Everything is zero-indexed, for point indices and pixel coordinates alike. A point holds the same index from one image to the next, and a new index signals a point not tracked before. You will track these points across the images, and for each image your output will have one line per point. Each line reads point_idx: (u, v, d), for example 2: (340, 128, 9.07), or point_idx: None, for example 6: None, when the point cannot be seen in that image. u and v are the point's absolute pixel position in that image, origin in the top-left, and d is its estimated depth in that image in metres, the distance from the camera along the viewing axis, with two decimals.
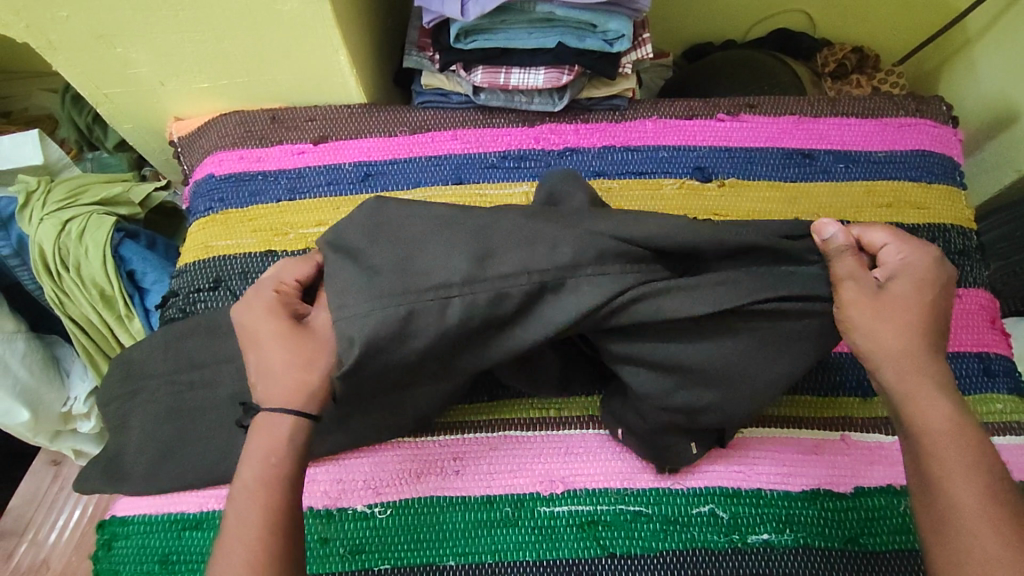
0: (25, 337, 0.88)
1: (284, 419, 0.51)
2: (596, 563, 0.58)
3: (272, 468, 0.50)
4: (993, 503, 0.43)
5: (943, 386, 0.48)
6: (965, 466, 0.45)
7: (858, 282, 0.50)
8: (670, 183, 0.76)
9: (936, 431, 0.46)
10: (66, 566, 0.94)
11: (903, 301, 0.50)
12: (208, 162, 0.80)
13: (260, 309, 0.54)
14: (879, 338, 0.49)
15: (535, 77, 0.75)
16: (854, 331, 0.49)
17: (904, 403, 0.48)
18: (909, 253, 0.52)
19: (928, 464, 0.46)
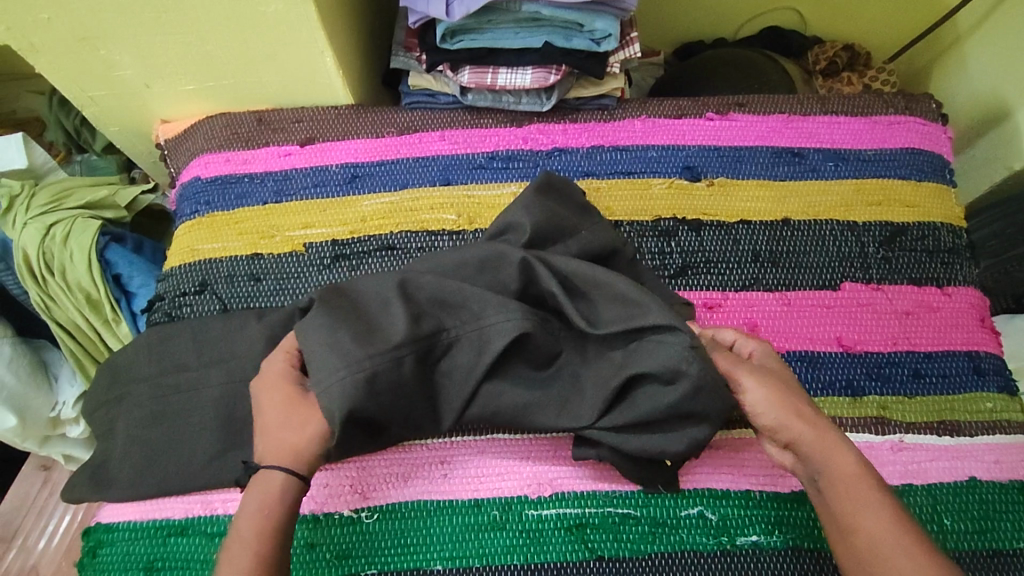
0: (12, 341, 0.87)
1: (278, 475, 0.52)
2: (584, 566, 0.58)
3: (266, 519, 0.51)
4: (905, 542, 0.47)
5: (841, 438, 0.52)
6: (874, 511, 0.48)
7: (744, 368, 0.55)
8: (659, 183, 0.75)
9: (839, 486, 0.50)
10: (55, 572, 0.93)
11: (779, 377, 0.55)
12: (194, 165, 0.79)
13: (271, 377, 0.56)
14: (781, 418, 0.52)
15: (522, 77, 0.75)
16: (755, 408, 0.53)
17: (813, 460, 0.51)
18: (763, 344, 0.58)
19: (842, 516, 0.49)
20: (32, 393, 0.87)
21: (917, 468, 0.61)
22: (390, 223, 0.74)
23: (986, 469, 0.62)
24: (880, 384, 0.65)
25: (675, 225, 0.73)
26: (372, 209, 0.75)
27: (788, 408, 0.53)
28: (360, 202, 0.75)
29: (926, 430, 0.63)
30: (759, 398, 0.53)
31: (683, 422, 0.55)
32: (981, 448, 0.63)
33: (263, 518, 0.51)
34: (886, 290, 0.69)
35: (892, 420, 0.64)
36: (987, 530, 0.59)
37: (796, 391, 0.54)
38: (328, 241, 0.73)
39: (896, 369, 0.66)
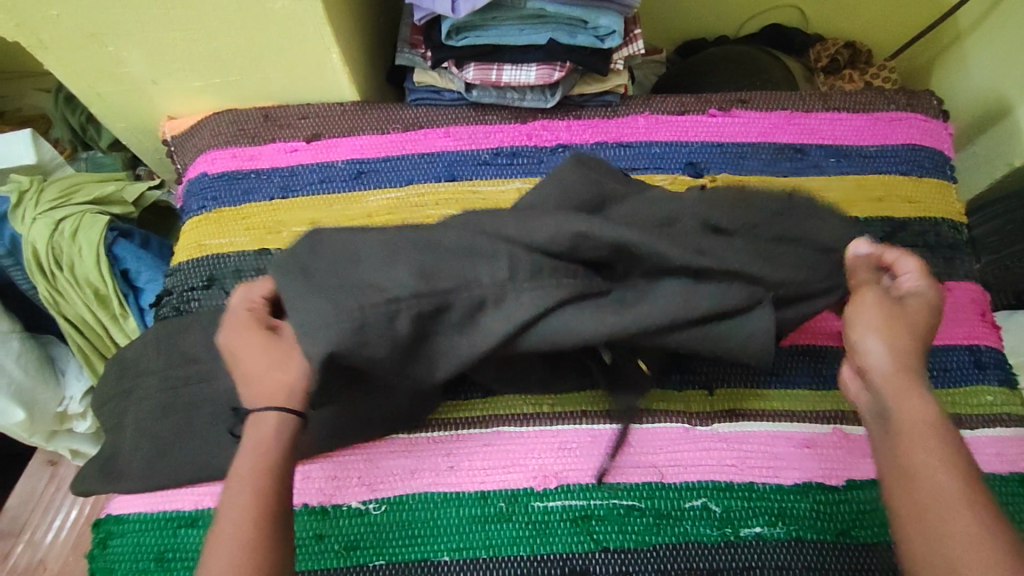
0: (20, 337, 0.88)
1: (271, 416, 0.49)
2: (590, 557, 0.59)
3: (262, 459, 0.48)
4: (970, 500, 0.40)
5: (928, 389, 0.46)
6: (943, 463, 0.42)
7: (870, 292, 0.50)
8: (662, 179, 0.76)
9: (911, 431, 0.44)
10: (63, 566, 0.94)
11: (907, 320, 0.49)
12: (201, 161, 0.80)
13: (249, 322, 0.53)
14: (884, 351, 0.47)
15: (527, 74, 0.75)
16: (856, 331, 0.49)
17: (886, 399, 0.46)
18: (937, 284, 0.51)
19: (903, 461, 0.43)
20: (40, 387, 0.88)
21: None
22: (396, 219, 0.74)
23: (987, 462, 0.62)
24: None
25: None
26: (378, 205, 0.75)
27: (891, 344, 0.47)
28: (365, 197, 0.76)
29: None
30: (872, 327, 0.48)
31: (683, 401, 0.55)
32: (982, 441, 0.63)
33: (258, 461, 0.48)
34: None
35: None
36: None
37: (907, 334, 0.48)
38: None
39: None
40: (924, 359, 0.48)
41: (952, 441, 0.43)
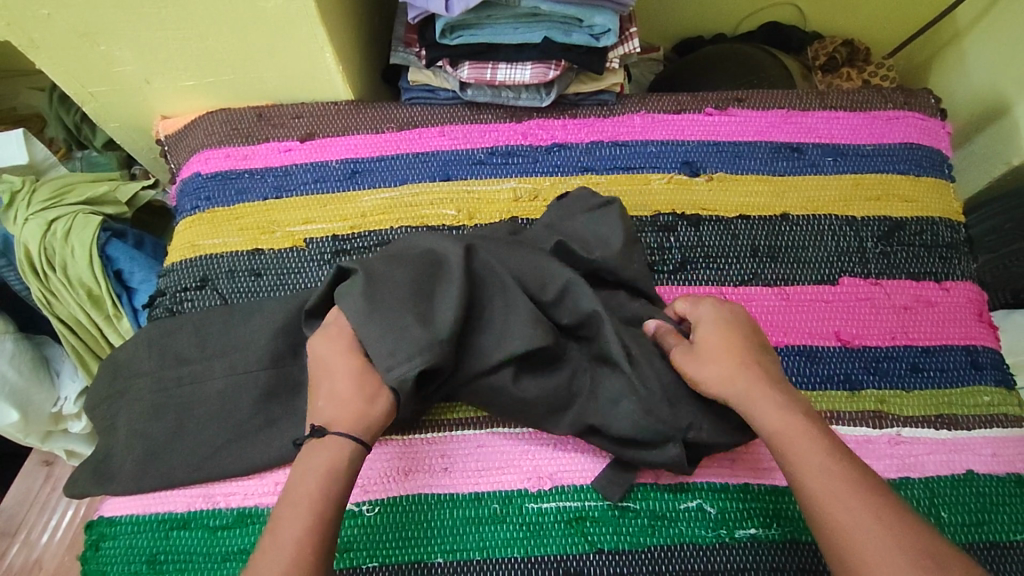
0: (14, 338, 0.88)
1: (347, 444, 0.53)
2: (585, 558, 0.58)
3: (330, 484, 0.51)
4: (850, 487, 0.47)
5: (778, 393, 0.54)
6: (819, 461, 0.49)
7: (683, 354, 0.58)
8: (658, 178, 0.76)
9: (781, 442, 0.51)
10: (59, 566, 0.96)
11: (711, 344, 0.57)
12: (194, 161, 0.79)
13: (330, 345, 0.57)
14: (724, 378, 0.55)
15: (522, 73, 0.75)
16: (702, 387, 0.56)
17: (751, 419, 0.53)
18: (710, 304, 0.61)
19: (791, 472, 0.50)
20: (33, 388, 0.88)
21: (915, 462, 0.62)
22: (390, 219, 0.74)
23: (983, 463, 0.62)
24: (877, 378, 0.65)
25: (674, 219, 0.73)
26: (373, 205, 0.75)
27: (721, 368, 0.56)
28: (360, 197, 0.75)
29: (923, 424, 0.64)
30: (701, 374, 0.56)
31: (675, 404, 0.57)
32: (978, 442, 0.63)
33: (321, 486, 0.51)
34: (884, 285, 0.69)
35: (889, 414, 0.64)
36: (985, 523, 0.59)
37: (728, 352, 0.56)
38: (329, 237, 0.73)
39: (893, 363, 0.66)
40: (760, 366, 0.56)
41: (815, 431, 0.51)
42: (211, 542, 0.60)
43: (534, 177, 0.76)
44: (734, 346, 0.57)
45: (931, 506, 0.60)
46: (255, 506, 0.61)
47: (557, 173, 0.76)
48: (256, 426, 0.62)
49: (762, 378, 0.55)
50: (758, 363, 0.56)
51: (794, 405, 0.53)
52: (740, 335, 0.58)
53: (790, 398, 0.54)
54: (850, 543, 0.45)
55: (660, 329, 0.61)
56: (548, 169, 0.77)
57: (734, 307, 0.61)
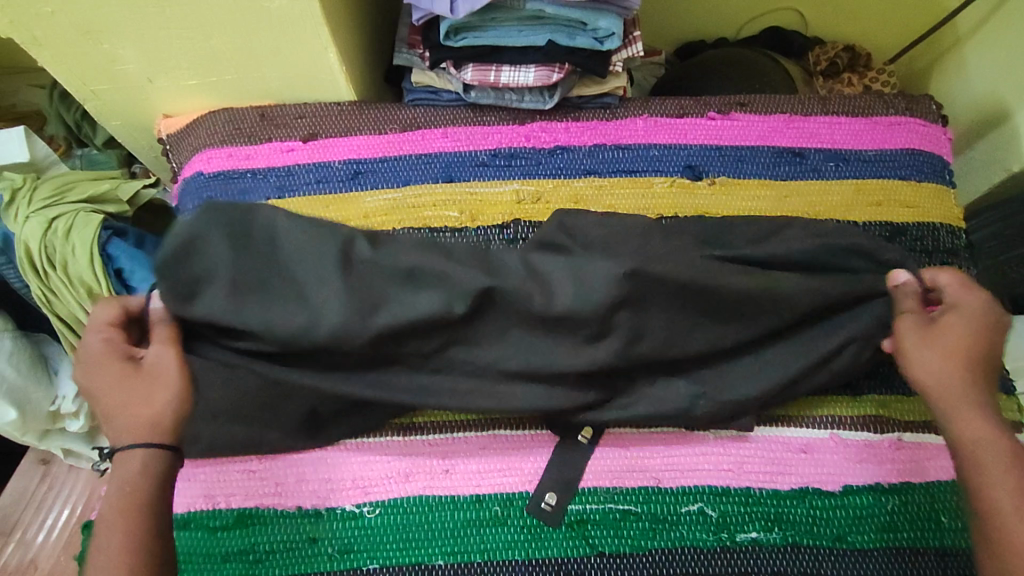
0: (12, 336, 0.89)
1: (137, 450, 0.51)
2: (585, 561, 0.59)
3: (126, 493, 0.50)
4: None
5: (986, 405, 0.53)
6: (1004, 473, 0.49)
7: (914, 332, 0.56)
8: (660, 182, 0.76)
9: (976, 452, 0.50)
10: (54, 566, 0.96)
11: (954, 336, 0.55)
12: (196, 160, 0.79)
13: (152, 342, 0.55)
14: (930, 370, 0.54)
15: (525, 75, 0.75)
16: (906, 364, 0.56)
17: (946, 423, 0.53)
18: (974, 294, 0.57)
19: (971, 482, 0.50)
20: (32, 387, 0.89)
21: (914, 467, 0.62)
22: (393, 220, 0.74)
23: None
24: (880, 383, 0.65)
25: None
26: (375, 206, 0.75)
27: (953, 360, 0.54)
28: (363, 198, 0.75)
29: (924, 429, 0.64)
30: (915, 358, 0.55)
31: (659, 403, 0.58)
32: None
33: (132, 490, 0.50)
34: None
35: (890, 419, 0.64)
36: None
37: (974, 345, 0.54)
38: None
39: None
40: (977, 372, 0.54)
41: (1016, 450, 0.50)
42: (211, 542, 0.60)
43: (537, 179, 0.76)
44: (963, 345, 0.54)
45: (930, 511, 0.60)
46: (257, 507, 0.61)
47: (560, 175, 0.76)
48: None
49: (990, 383, 0.54)
50: (977, 365, 0.54)
51: (1004, 425, 0.52)
52: (990, 333, 0.55)
53: (998, 417, 0.52)
54: (1013, 554, 0.46)
55: (907, 287, 0.60)
56: (552, 171, 0.77)
57: (993, 307, 0.57)
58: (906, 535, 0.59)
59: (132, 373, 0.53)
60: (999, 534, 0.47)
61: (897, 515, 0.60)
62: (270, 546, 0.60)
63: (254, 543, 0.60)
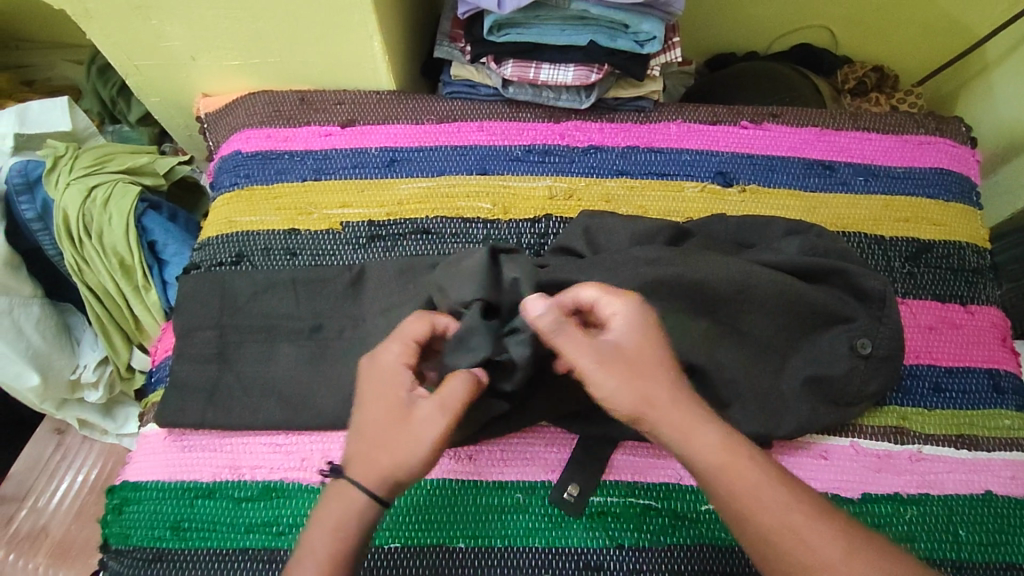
0: (41, 302, 0.88)
1: (360, 496, 0.50)
2: (605, 552, 0.60)
3: (340, 543, 0.49)
4: (812, 518, 0.48)
5: (705, 420, 0.50)
6: (760, 491, 0.48)
7: (591, 353, 0.50)
8: (691, 186, 0.77)
9: (716, 468, 0.49)
10: (64, 534, 0.99)
11: (636, 359, 0.50)
12: (235, 139, 0.80)
13: (385, 387, 0.52)
14: (639, 395, 0.49)
15: (564, 74, 0.76)
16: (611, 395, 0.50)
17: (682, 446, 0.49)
18: (628, 312, 0.52)
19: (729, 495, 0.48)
20: (55, 354, 0.89)
21: (933, 479, 0.63)
22: (426, 208, 0.75)
23: (1002, 484, 0.63)
24: (901, 396, 0.66)
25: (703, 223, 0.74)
26: (409, 193, 0.76)
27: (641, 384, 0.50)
28: (397, 185, 0.76)
29: (944, 442, 0.64)
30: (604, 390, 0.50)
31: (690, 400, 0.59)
32: (997, 463, 0.64)
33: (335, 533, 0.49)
34: (911, 305, 0.70)
35: (911, 431, 0.65)
36: (999, 543, 0.60)
37: (650, 361, 0.51)
38: (365, 221, 0.74)
39: (917, 382, 0.67)
40: (654, 391, 0.50)
41: (754, 451, 0.50)
42: (235, 512, 0.61)
43: (570, 176, 0.77)
44: (642, 367, 0.50)
45: (948, 524, 0.61)
46: (281, 480, 0.62)
47: (593, 174, 0.78)
48: (288, 404, 0.63)
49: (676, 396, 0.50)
50: (676, 377, 0.51)
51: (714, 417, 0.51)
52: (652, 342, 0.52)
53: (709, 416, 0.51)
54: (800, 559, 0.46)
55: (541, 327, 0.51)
56: (584, 170, 0.78)
57: (647, 328, 0.52)
58: (922, 546, 0.60)
59: (401, 413, 0.51)
60: (774, 540, 0.47)
61: (916, 525, 0.61)
62: (294, 519, 0.60)
63: (279, 516, 0.60)
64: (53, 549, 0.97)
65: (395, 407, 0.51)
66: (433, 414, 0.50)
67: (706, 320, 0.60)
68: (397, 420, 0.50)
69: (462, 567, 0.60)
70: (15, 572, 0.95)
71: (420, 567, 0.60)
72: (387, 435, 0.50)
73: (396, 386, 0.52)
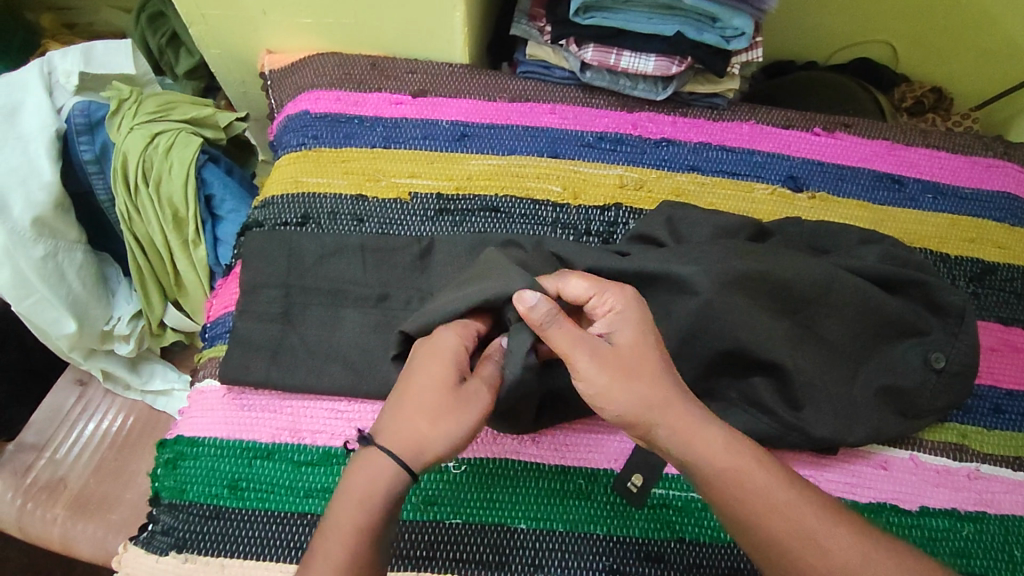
0: (85, 248, 0.86)
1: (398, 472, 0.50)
2: (666, 545, 0.61)
3: (362, 513, 0.49)
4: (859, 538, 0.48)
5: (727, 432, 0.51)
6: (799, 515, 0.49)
7: (584, 350, 0.51)
8: (761, 189, 0.77)
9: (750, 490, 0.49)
10: (83, 488, 0.98)
11: (627, 354, 0.52)
12: (302, 98, 0.78)
13: (433, 355, 0.54)
14: (637, 396, 0.50)
15: (646, 64, 0.75)
16: (606, 398, 0.51)
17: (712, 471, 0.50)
18: (623, 303, 0.54)
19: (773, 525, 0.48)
20: (93, 303, 0.88)
21: (991, 498, 0.63)
22: (496, 185, 0.74)
23: None
24: (962, 414, 0.66)
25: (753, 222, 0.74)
26: (479, 169, 0.75)
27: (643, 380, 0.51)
28: (467, 160, 0.75)
29: (1001, 462, 0.65)
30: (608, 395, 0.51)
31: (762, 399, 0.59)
32: None
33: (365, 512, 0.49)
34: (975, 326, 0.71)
35: (970, 448, 0.65)
36: None
37: (643, 358, 0.52)
38: (434, 194, 0.73)
39: (978, 401, 0.67)
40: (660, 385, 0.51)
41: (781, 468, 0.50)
42: (294, 476, 0.61)
43: (641, 167, 0.77)
44: (645, 360, 0.52)
45: (1003, 543, 0.61)
46: (341, 447, 0.62)
47: (664, 167, 0.77)
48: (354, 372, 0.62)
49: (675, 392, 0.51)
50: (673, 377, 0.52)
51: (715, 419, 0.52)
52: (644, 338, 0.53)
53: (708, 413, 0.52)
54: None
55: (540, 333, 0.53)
56: (656, 161, 0.77)
57: (637, 317, 0.54)
58: (978, 563, 0.60)
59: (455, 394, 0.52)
60: (785, 547, 0.48)
61: (973, 542, 0.61)
62: None
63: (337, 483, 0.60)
64: (71, 502, 0.97)
65: (444, 379, 0.52)
66: (483, 390, 0.52)
67: (783, 322, 0.60)
68: (436, 392, 0.51)
69: (525, 549, 0.60)
70: (34, 522, 0.95)
71: (483, 546, 0.60)
72: (437, 415, 0.51)
73: (450, 363, 0.53)
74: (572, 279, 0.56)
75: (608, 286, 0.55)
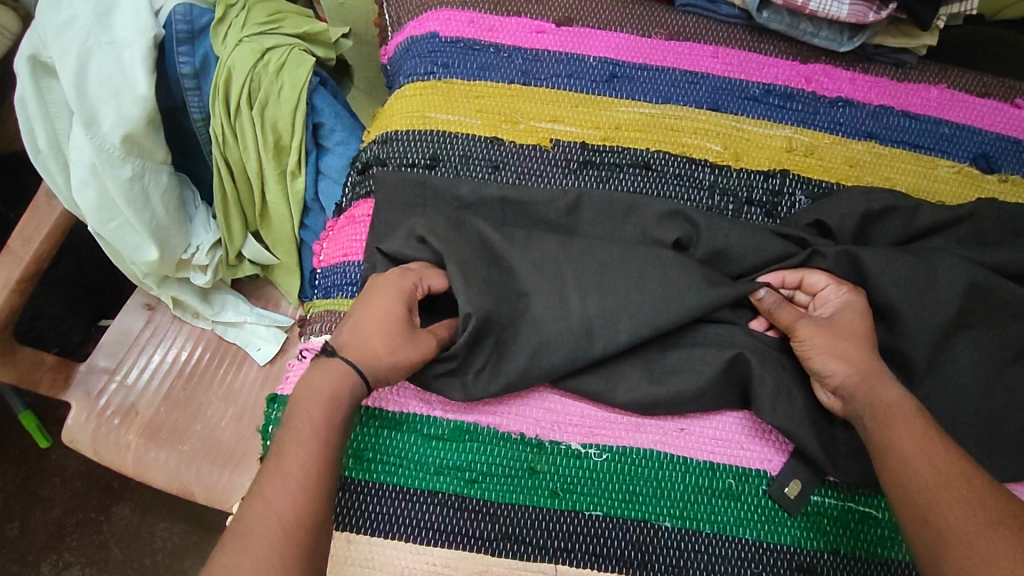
0: (170, 170, 0.75)
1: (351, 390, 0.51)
2: (819, 557, 0.55)
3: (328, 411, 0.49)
4: None
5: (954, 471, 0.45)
6: None
7: (803, 325, 0.55)
8: (946, 165, 0.66)
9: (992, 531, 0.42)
10: (154, 415, 0.90)
11: (840, 335, 0.54)
12: (429, 18, 0.68)
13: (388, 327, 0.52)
14: (840, 363, 0.53)
15: (838, 7, 0.64)
16: (814, 358, 0.54)
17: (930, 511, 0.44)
18: (851, 296, 0.56)
19: None
20: (175, 229, 0.77)
21: None
22: (647, 137, 0.64)
23: None
24: None
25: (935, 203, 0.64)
26: (629, 117, 0.65)
27: (846, 363, 0.53)
28: (615, 106, 0.66)
29: None
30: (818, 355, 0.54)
31: (947, 414, 0.54)
32: None
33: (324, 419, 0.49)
34: None
35: None
36: None
37: (854, 343, 0.53)
38: (578, 143, 0.64)
39: None
40: (872, 361, 0.53)
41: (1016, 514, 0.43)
42: (424, 450, 0.56)
43: (813, 130, 0.67)
44: (856, 345, 0.53)
45: None
46: (474, 423, 0.57)
47: (839, 131, 0.67)
48: None
49: (881, 378, 0.52)
50: (876, 361, 0.53)
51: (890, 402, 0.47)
52: (865, 331, 0.54)
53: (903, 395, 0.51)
54: None
55: (769, 299, 0.57)
56: (830, 124, 0.67)
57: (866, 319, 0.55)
58: None
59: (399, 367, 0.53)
60: None
61: None
62: (488, 468, 0.56)
63: (471, 462, 0.56)
64: (144, 428, 0.89)
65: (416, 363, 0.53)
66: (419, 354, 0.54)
67: None
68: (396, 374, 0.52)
69: (668, 548, 0.55)
70: (108, 445, 0.87)
71: (624, 541, 0.55)
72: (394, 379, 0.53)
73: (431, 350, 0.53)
74: (814, 276, 0.57)
75: (848, 284, 0.56)
